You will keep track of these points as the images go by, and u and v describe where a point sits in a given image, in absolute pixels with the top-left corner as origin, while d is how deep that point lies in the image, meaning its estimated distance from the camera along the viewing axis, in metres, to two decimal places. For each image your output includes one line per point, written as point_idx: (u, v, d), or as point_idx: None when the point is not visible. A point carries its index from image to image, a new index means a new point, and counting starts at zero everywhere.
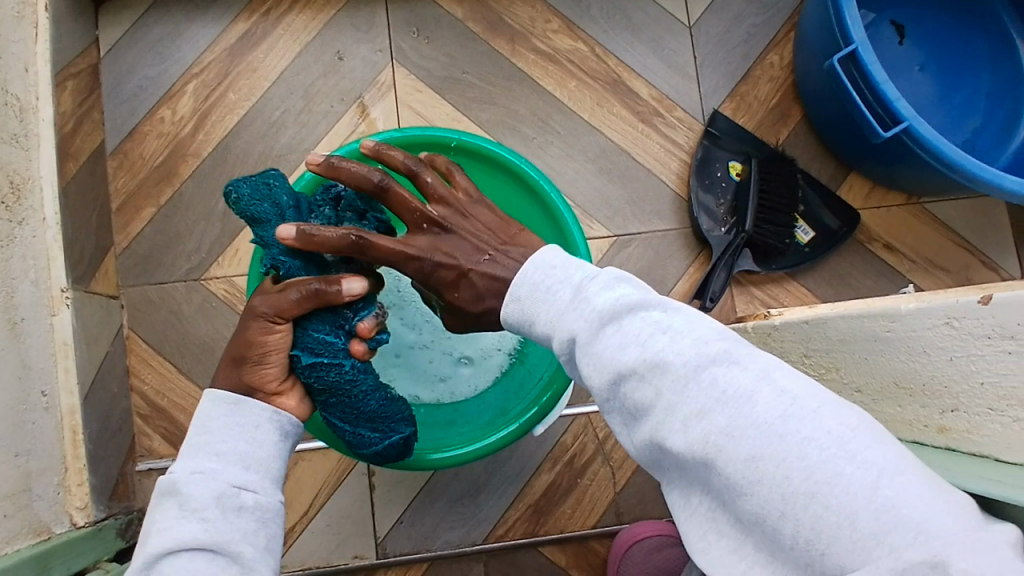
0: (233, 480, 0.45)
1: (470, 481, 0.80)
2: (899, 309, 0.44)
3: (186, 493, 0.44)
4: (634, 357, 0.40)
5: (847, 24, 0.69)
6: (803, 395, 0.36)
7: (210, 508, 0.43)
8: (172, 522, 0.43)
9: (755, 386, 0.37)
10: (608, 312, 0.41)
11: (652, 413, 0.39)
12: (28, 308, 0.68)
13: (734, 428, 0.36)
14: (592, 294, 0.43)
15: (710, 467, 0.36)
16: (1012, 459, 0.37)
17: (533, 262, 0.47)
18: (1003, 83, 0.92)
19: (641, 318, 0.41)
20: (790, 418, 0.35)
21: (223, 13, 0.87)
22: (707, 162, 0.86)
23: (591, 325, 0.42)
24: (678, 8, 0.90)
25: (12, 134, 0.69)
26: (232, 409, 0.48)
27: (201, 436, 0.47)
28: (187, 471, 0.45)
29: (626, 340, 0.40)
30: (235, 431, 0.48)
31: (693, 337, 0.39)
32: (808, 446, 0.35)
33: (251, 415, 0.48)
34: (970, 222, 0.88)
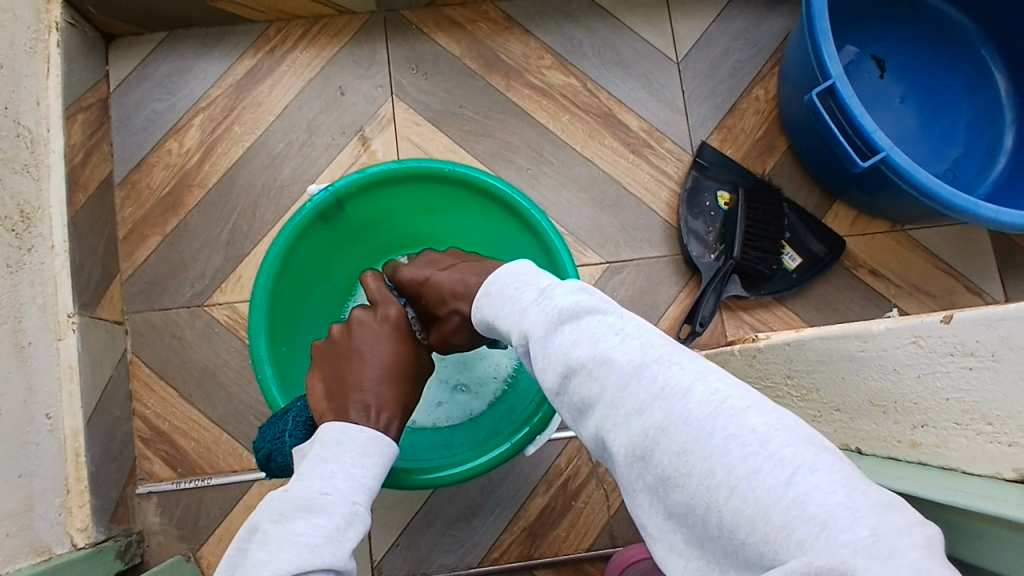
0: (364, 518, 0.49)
1: (465, 504, 0.81)
2: (871, 330, 0.47)
3: (346, 518, 0.46)
4: (581, 354, 0.42)
5: (825, 60, 0.72)
6: (734, 394, 0.37)
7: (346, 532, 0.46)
8: (318, 527, 0.45)
9: (690, 383, 0.38)
10: (563, 314, 0.44)
11: (597, 408, 0.41)
12: (35, 332, 0.70)
13: (667, 422, 0.37)
14: (553, 299, 0.46)
15: (648, 460, 0.38)
16: (977, 471, 0.39)
17: (507, 276, 0.51)
18: (981, 116, 0.96)
19: (595, 320, 0.43)
20: (718, 415, 0.36)
21: (230, 50, 0.91)
22: (696, 192, 0.89)
23: (548, 326, 0.44)
24: (665, 44, 0.94)
25: (23, 165, 0.72)
26: (382, 456, 0.53)
27: (359, 466, 0.51)
28: (349, 498, 0.48)
29: (576, 339, 0.42)
30: (372, 464, 0.52)
31: (637, 339, 0.41)
32: (733, 441, 0.35)
33: (384, 459, 0.53)
34: (954, 248, 0.91)
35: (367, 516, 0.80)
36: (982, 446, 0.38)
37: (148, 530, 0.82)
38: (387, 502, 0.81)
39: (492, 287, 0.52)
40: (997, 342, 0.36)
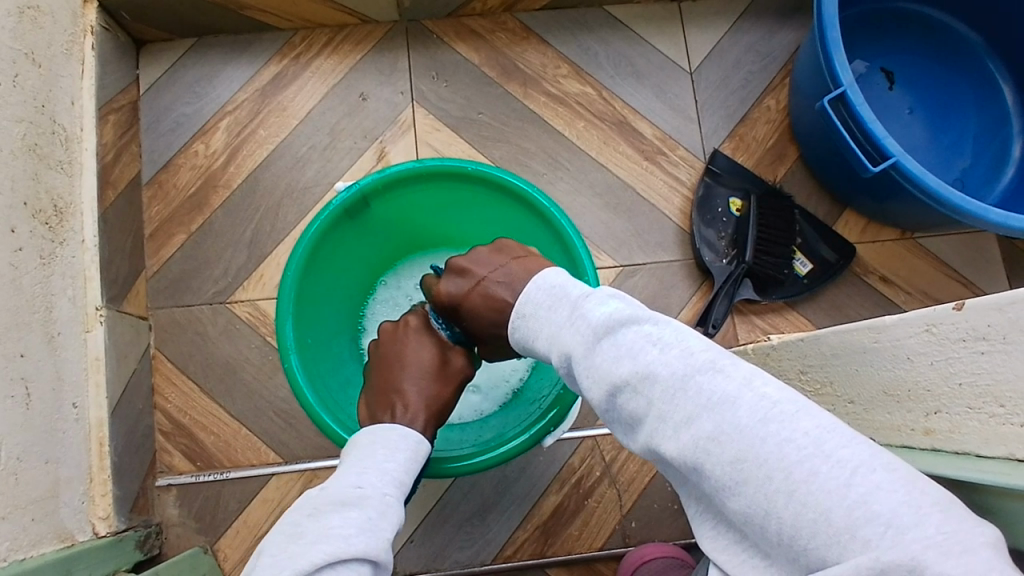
0: (399, 513, 0.48)
1: (480, 502, 0.82)
2: (883, 321, 0.47)
3: (378, 514, 0.45)
4: (623, 367, 0.42)
5: (837, 68, 0.74)
6: (783, 398, 0.37)
7: (393, 534, 0.45)
8: (367, 529, 0.44)
9: (738, 391, 0.38)
10: (601, 326, 0.44)
11: (644, 421, 0.41)
12: (65, 323, 0.72)
13: (717, 432, 0.38)
14: (590, 308, 0.46)
15: (700, 470, 0.38)
16: (992, 453, 0.40)
17: (536, 283, 0.50)
18: (988, 127, 0.97)
19: (633, 329, 0.43)
20: (769, 422, 0.37)
21: (256, 57, 0.94)
22: (709, 199, 0.91)
23: (586, 340, 0.45)
24: (679, 55, 0.96)
25: (57, 161, 0.74)
26: (415, 452, 0.52)
27: (390, 464, 0.50)
28: (378, 493, 0.47)
29: (616, 352, 0.43)
30: (411, 467, 0.51)
31: (676, 347, 0.41)
32: (789, 447, 0.36)
33: (422, 460, 0.53)
34: (964, 256, 0.92)
35: None
36: (996, 428, 0.39)
37: (167, 522, 0.83)
38: None
39: (521, 296, 0.51)
40: (1007, 325, 0.37)
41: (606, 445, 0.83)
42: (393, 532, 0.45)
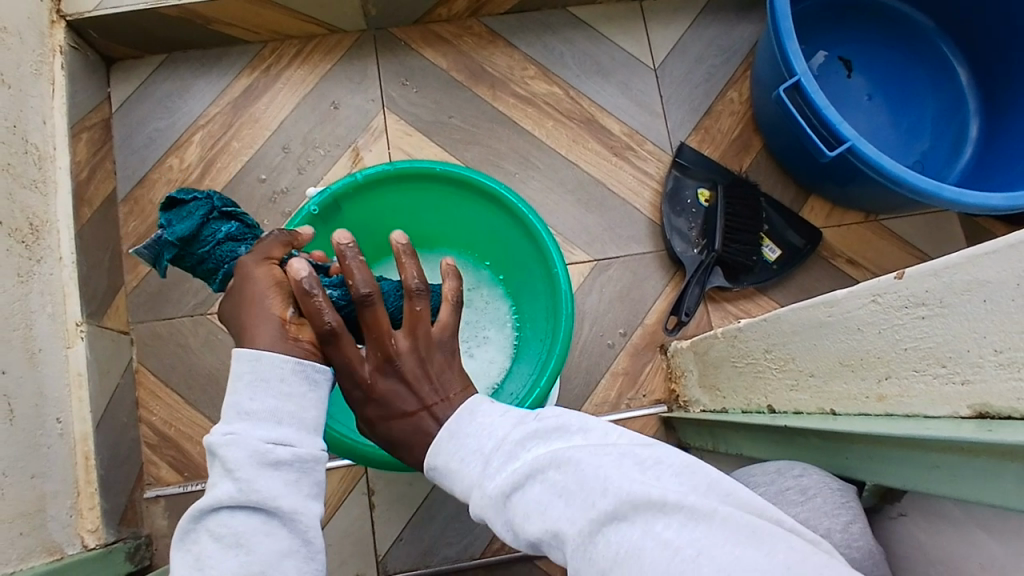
0: (265, 435, 0.43)
1: (466, 498, 0.83)
2: (836, 295, 0.50)
3: (226, 455, 0.43)
4: (534, 526, 0.39)
5: (790, 59, 0.77)
6: (689, 545, 0.33)
7: (246, 470, 0.42)
8: (216, 482, 0.43)
9: (644, 543, 0.34)
10: (501, 482, 0.40)
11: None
12: (45, 339, 0.73)
13: None
14: (485, 463, 0.42)
15: None
16: (935, 413, 0.41)
17: (438, 431, 0.45)
18: (945, 110, 1.01)
19: (540, 482, 0.39)
20: None
21: (226, 71, 0.95)
22: (677, 191, 0.93)
23: (489, 499, 0.40)
24: (643, 53, 0.99)
25: (31, 180, 0.75)
26: (254, 365, 0.45)
27: (235, 396, 0.45)
28: (224, 433, 0.44)
29: (525, 510, 0.39)
30: (259, 390, 0.44)
31: (580, 491, 0.38)
32: None
33: (275, 369, 0.45)
34: (926, 235, 0.95)
35: (371, 512, 0.82)
36: (940, 388, 0.41)
37: (157, 534, 0.84)
38: (390, 498, 0.83)
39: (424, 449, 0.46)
40: (943, 289, 0.39)
41: None
42: (237, 469, 0.42)
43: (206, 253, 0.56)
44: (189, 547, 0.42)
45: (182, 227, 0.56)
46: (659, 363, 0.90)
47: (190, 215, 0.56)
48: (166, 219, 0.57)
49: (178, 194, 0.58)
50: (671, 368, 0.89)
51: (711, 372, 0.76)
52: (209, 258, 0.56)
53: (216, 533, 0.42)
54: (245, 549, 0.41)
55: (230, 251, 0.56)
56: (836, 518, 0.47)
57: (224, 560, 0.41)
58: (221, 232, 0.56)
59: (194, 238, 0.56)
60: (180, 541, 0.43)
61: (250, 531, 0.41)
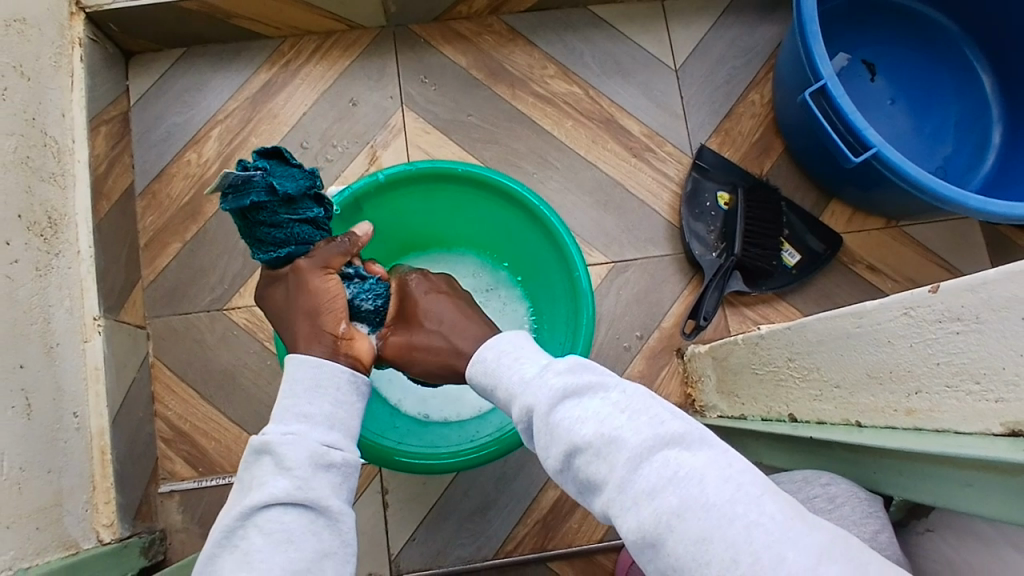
0: (321, 437, 0.49)
1: (479, 498, 0.83)
2: (865, 306, 0.49)
3: (282, 452, 0.47)
4: (588, 428, 0.42)
5: (816, 62, 0.76)
6: (745, 479, 0.39)
7: (304, 467, 0.46)
8: (266, 479, 0.46)
9: (707, 468, 0.39)
10: (568, 389, 0.45)
11: (603, 487, 0.41)
12: (63, 334, 0.73)
13: (684, 507, 0.38)
14: (554, 373, 0.47)
15: (659, 547, 0.38)
16: (968, 430, 0.41)
17: (506, 339, 0.53)
18: (969, 115, 0.99)
19: (600, 397, 0.44)
20: (737, 501, 0.38)
21: (245, 66, 0.95)
22: (697, 193, 0.92)
23: (551, 397, 0.45)
24: (664, 53, 0.98)
25: (50, 174, 0.75)
26: (316, 370, 0.51)
27: (290, 397, 0.50)
28: (280, 431, 0.48)
29: (581, 414, 0.43)
30: (320, 395, 0.51)
31: (641, 412, 0.43)
32: (755, 529, 0.36)
33: (332, 376, 0.52)
34: (947, 242, 0.94)
35: (384, 511, 0.82)
36: (973, 405, 0.40)
37: (171, 529, 0.84)
38: (403, 497, 0.83)
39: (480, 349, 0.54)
40: (979, 304, 0.39)
41: None
42: (298, 467, 0.46)
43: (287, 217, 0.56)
44: (235, 546, 0.44)
45: (290, 185, 0.55)
46: (675, 367, 0.90)
47: (292, 178, 0.56)
48: (272, 169, 0.55)
49: (287, 152, 0.57)
50: (687, 372, 0.89)
51: (730, 378, 0.76)
52: (285, 225, 0.55)
53: (264, 529, 0.44)
54: (295, 545, 0.44)
55: (306, 235, 0.57)
56: (864, 527, 0.48)
57: (273, 556, 0.43)
58: (312, 213, 0.58)
59: (292, 203, 0.56)
60: (219, 540, 0.45)
61: (300, 528, 0.45)
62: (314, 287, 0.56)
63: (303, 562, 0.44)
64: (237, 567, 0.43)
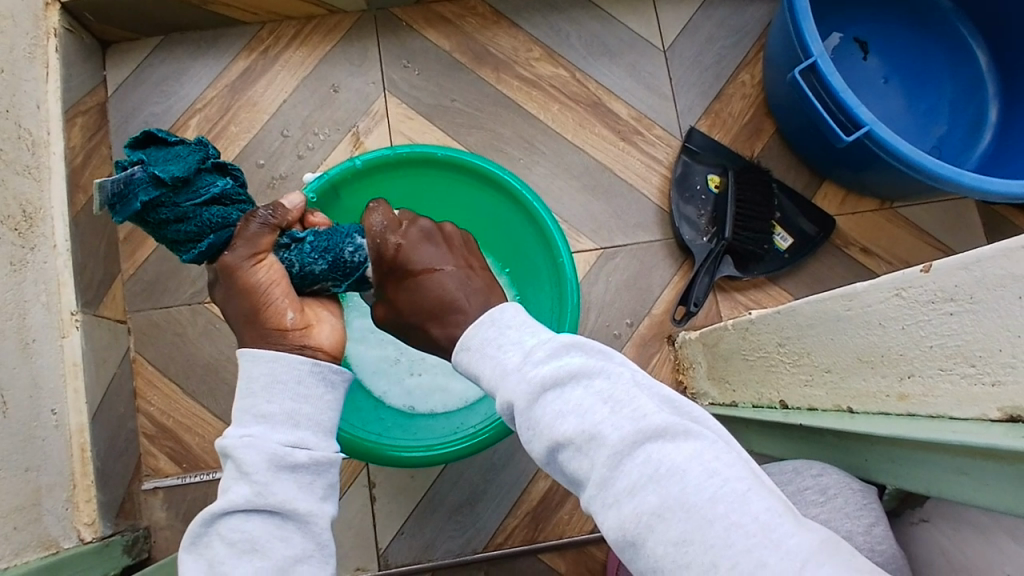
0: (281, 437, 0.49)
1: (469, 490, 0.82)
2: (856, 288, 0.47)
3: (240, 457, 0.48)
4: (567, 425, 0.41)
5: (807, 39, 0.74)
6: (732, 476, 0.38)
7: (262, 471, 0.48)
8: (231, 485, 0.48)
9: (688, 464, 0.39)
10: (548, 378, 0.43)
11: (584, 483, 0.41)
12: (40, 329, 0.71)
13: (663, 507, 0.38)
14: (536, 361, 0.44)
15: (638, 546, 0.38)
16: (961, 414, 0.39)
17: (492, 318, 0.49)
18: (964, 93, 0.97)
19: (581, 387, 0.43)
20: (719, 501, 0.37)
21: (223, 53, 0.93)
22: (686, 177, 0.90)
23: (530, 392, 0.43)
24: (652, 34, 0.95)
25: (24, 166, 0.73)
26: (271, 367, 0.51)
27: (249, 397, 0.51)
28: (239, 435, 0.50)
29: (561, 409, 0.42)
30: (277, 391, 0.51)
31: (625, 404, 0.41)
32: (735, 530, 0.36)
33: (290, 371, 0.51)
34: (943, 223, 0.92)
35: (372, 505, 0.81)
36: (967, 388, 0.38)
37: (156, 526, 0.83)
38: (391, 490, 0.81)
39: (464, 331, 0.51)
40: (972, 283, 0.37)
41: None
42: (254, 470, 0.48)
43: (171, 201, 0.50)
44: (203, 550, 0.48)
45: (175, 168, 0.49)
46: (666, 354, 0.88)
47: (181, 160, 0.50)
48: (151, 158, 0.49)
49: (162, 134, 0.51)
50: (679, 359, 0.88)
51: (721, 365, 0.74)
52: (186, 212, 0.50)
53: (229, 535, 0.47)
54: (258, 552, 0.46)
55: (218, 218, 0.52)
56: (857, 520, 0.47)
57: (237, 560, 0.46)
58: (217, 188, 0.52)
59: (187, 185, 0.50)
60: (192, 543, 0.48)
61: (264, 532, 0.47)
62: (245, 276, 0.52)
63: (267, 566, 0.46)
64: (206, 570, 0.47)
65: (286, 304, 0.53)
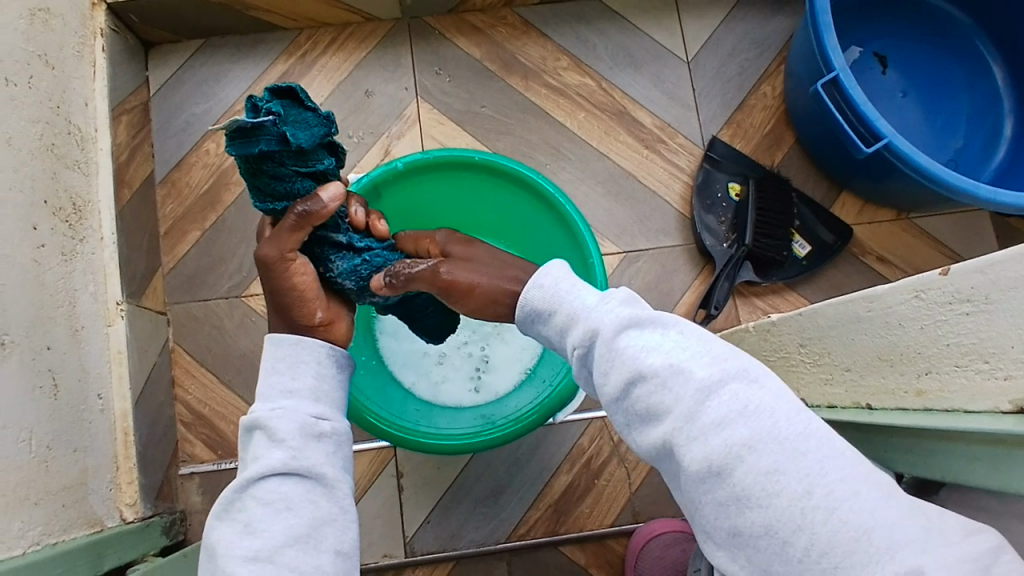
0: (309, 409, 0.51)
1: (493, 483, 0.85)
2: (876, 290, 0.50)
3: (272, 427, 0.49)
4: (655, 358, 0.43)
5: (829, 54, 0.76)
6: (813, 417, 0.41)
7: (295, 438, 0.49)
8: (262, 452, 0.49)
9: (773, 403, 0.41)
10: (634, 317, 0.45)
11: (666, 415, 0.42)
12: (88, 317, 0.75)
13: (754, 439, 0.40)
14: (617, 303, 0.47)
15: (724, 476, 0.40)
16: (975, 408, 0.42)
17: (558, 269, 0.53)
18: (981, 107, 1.00)
19: (662, 329, 0.45)
20: (807, 436, 0.40)
21: (263, 57, 0.97)
22: (708, 184, 0.93)
23: (619, 323, 0.45)
24: (676, 45, 0.99)
25: (74, 161, 0.77)
26: (295, 348, 0.53)
27: (274, 375, 0.52)
28: (268, 408, 0.50)
29: (646, 344, 0.44)
30: (301, 369, 0.53)
31: (710, 348, 0.44)
32: (827, 462, 0.39)
33: (312, 353, 0.53)
34: (958, 234, 0.94)
35: (399, 495, 0.84)
36: (981, 383, 0.41)
37: (191, 509, 0.86)
38: (418, 481, 0.84)
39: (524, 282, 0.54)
40: (988, 285, 0.40)
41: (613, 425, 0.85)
42: (289, 438, 0.49)
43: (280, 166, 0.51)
44: (236, 515, 0.48)
45: (302, 136, 0.50)
46: None
47: (306, 127, 0.51)
48: (284, 115, 0.49)
49: (302, 93, 0.51)
50: None
51: None
52: (290, 178, 0.52)
53: (264, 498, 0.47)
54: (293, 512, 0.47)
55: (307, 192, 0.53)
56: None
57: (274, 522, 0.47)
58: (322, 166, 0.53)
59: (304, 155, 0.51)
60: (223, 510, 0.48)
61: (298, 496, 0.48)
62: (279, 274, 0.55)
63: (304, 526, 0.47)
64: (240, 534, 0.47)
65: (315, 304, 0.56)
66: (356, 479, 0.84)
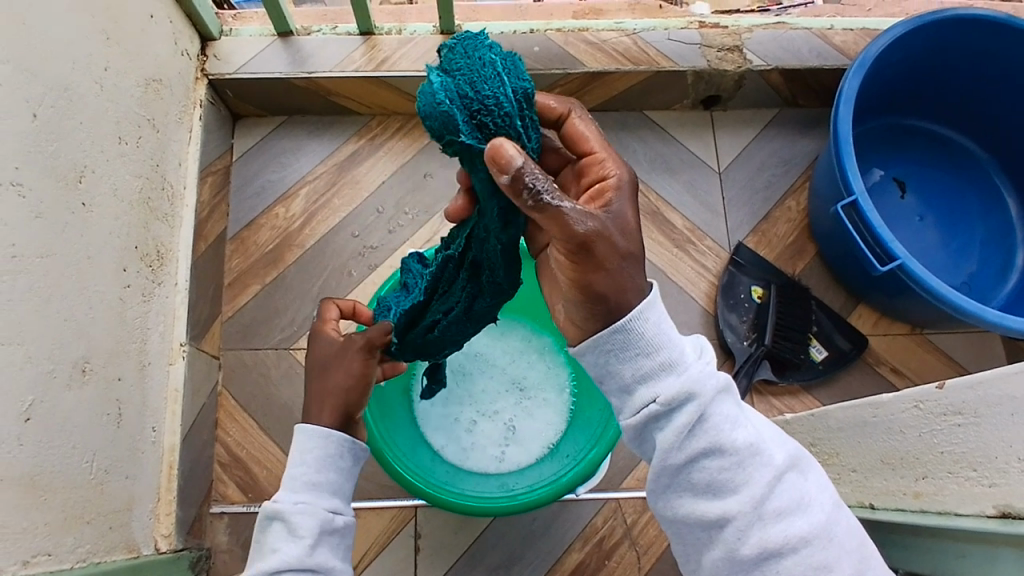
0: (328, 505, 0.58)
1: (507, 553, 0.87)
2: (881, 398, 0.54)
3: (293, 520, 0.56)
4: (736, 435, 0.49)
5: (849, 179, 0.84)
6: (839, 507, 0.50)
7: (311, 534, 0.56)
8: (280, 544, 0.55)
9: (816, 494, 0.50)
10: (722, 387, 0.50)
11: (740, 489, 0.48)
12: (154, 354, 0.82)
13: (810, 531, 0.48)
14: (708, 365, 0.50)
15: (779, 561, 0.47)
16: (964, 512, 0.46)
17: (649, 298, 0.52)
18: (995, 236, 1.06)
19: (732, 403, 0.51)
20: (844, 534, 0.49)
21: (336, 136, 1.08)
22: (731, 285, 0.99)
23: (712, 393, 0.49)
24: (709, 157, 1.08)
25: (163, 213, 0.87)
26: (320, 442, 0.59)
27: (299, 468, 0.59)
28: (290, 501, 0.57)
29: (728, 419, 0.49)
30: (326, 465, 0.59)
31: (770, 434, 0.51)
32: (858, 561, 0.48)
33: (335, 447, 0.60)
34: (970, 354, 0.99)
35: (415, 555, 0.87)
36: (969, 489, 0.45)
37: (216, 549, 0.90)
38: (435, 543, 0.87)
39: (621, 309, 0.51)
40: (976, 400, 0.45)
41: (627, 508, 0.88)
42: (306, 534, 0.55)
43: (498, 129, 0.48)
44: None
45: None
46: None
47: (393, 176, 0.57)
48: None
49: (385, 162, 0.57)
50: None
51: None
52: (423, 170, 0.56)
53: None
54: None
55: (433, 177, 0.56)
56: None
57: None
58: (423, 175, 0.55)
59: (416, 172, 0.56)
60: None
61: None
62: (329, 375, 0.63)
63: None
64: None
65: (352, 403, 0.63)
66: (376, 534, 0.87)
